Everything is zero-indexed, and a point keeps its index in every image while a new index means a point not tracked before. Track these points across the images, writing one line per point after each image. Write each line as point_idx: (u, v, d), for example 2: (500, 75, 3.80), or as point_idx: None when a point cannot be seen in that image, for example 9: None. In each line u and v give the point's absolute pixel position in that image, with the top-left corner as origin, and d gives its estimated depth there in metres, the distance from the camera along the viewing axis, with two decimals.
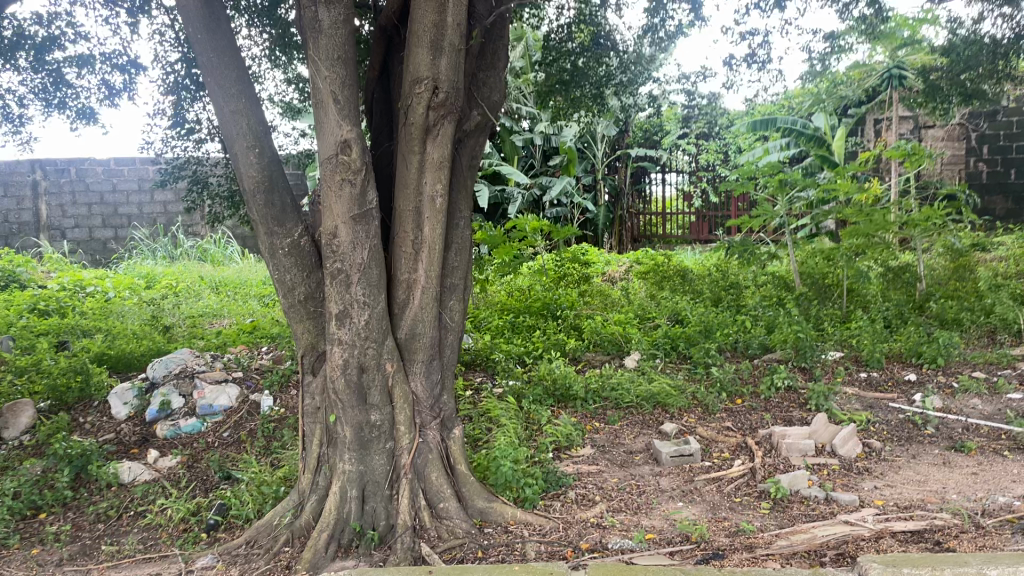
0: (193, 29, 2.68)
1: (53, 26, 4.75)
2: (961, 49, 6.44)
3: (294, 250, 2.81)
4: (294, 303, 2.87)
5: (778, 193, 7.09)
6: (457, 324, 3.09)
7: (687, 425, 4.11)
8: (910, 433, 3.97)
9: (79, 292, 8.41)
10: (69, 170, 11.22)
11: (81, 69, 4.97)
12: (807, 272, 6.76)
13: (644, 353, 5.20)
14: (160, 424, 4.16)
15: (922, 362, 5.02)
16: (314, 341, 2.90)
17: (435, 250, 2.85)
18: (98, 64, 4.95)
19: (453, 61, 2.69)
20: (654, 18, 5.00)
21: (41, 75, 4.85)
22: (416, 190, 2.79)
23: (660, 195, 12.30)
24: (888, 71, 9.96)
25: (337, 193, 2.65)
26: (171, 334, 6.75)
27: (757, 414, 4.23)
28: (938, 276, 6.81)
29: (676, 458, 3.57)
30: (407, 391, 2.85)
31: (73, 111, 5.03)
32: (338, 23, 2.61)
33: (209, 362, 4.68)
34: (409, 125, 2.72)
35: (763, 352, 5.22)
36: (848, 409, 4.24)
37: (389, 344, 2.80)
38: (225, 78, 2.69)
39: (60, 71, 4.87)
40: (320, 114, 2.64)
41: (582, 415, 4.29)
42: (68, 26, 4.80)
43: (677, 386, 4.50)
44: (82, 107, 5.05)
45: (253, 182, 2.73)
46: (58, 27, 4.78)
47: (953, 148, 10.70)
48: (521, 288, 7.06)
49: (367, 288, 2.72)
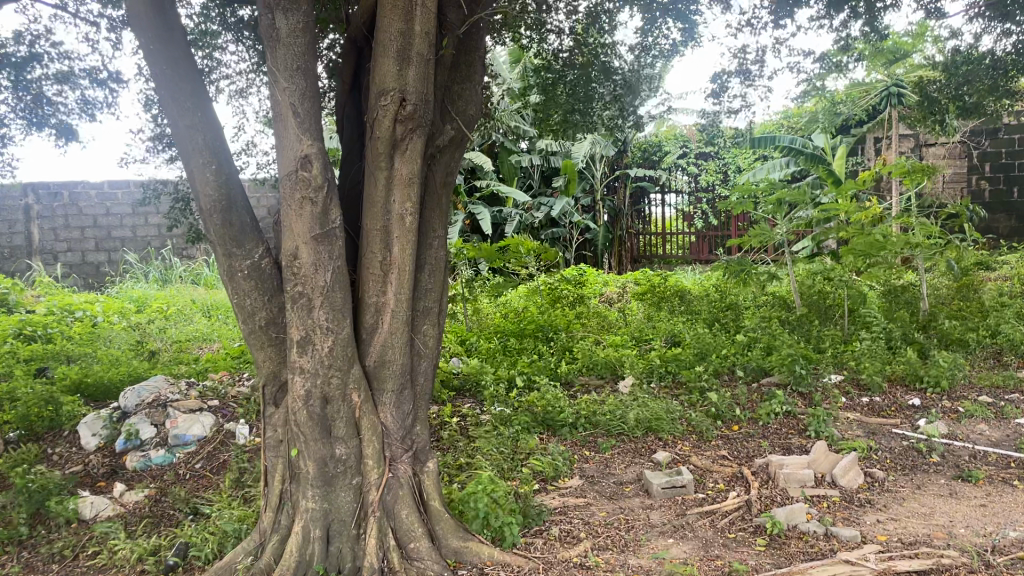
0: (145, 38, 2.52)
1: (35, 43, 4.62)
2: (961, 67, 6.31)
3: (254, 273, 2.65)
4: (254, 329, 2.70)
5: (777, 211, 6.94)
6: (431, 350, 2.93)
7: (680, 454, 3.91)
8: (914, 461, 3.78)
9: (67, 317, 8.25)
10: (61, 193, 11.05)
11: (62, 87, 4.84)
12: (806, 291, 6.60)
13: (639, 378, 5.02)
14: (129, 456, 3.98)
15: (926, 387, 4.84)
16: (275, 370, 2.73)
17: (405, 272, 2.68)
18: (80, 81, 4.83)
19: (422, 72, 2.55)
20: (647, 37, 4.92)
21: (21, 92, 4.72)
22: (383, 209, 2.63)
23: (659, 216, 12.09)
24: (887, 88, 10.00)
25: (297, 212, 2.49)
26: (156, 360, 6.57)
27: (754, 441, 4.04)
28: (942, 296, 6.66)
29: (667, 490, 3.38)
30: (376, 423, 2.68)
31: (53, 129, 4.89)
32: (296, 31, 2.46)
33: (183, 391, 4.53)
34: (375, 139, 2.56)
35: (761, 375, 5.04)
36: (850, 436, 4.05)
37: (355, 372, 2.62)
38: (179, 92, 2.54)
39: (40, 88, 4.74)
40: (279, 128, 2.49)
41: (571, 443, 4.09)
42: (50, 41, 4.68)
43: (670, 411, 4.31)
44: (62, 124, 4.92)
45: (209, 201, 2.58)
46: (41, 44, 4.66)
47: (954, 166, 10.52)
48: (516, 309, 6.88)
49: (331, 313, 2.55)
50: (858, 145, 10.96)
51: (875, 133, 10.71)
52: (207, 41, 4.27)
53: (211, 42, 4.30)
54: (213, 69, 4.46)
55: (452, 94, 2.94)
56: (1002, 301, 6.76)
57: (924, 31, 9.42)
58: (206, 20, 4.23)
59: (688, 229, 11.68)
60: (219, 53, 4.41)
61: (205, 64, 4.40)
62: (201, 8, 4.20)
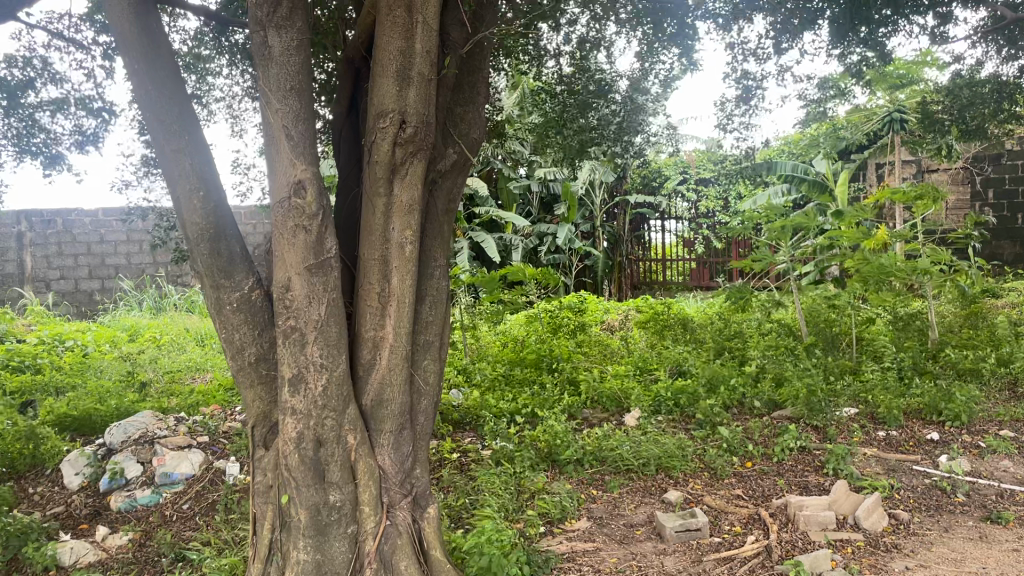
0: (129, 57, 2.37)
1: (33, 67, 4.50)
2: (963, 90, 6.20)
3: (243, 306, 2.48)
4: (243, 365, 2.53)
5: (780, 238, 6.77)
6: (432, 387, 2.76)
7: (693, 493, 3.72)
8: (939, 501, 3.59)
9: (57, 347, 8.07)
10: (55, 221, 10.95)
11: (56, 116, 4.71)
12: (812, 319, 6.44)
13: (645, 411, 4.81)
14: (114, 496, 3.81)
15: (944, 420, 4.65)
16: (266, 410, 2.55)
17: (404, 304, 2.51)
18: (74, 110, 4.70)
19: (423, 93, 2.40)
20: (647, 63, 4.81)
21: (13, 120, 4.59)
22: (382, 237, 2.47)
23: (660, 242, 11.94)
24: (890, 115, 9.77)
25: (289, 242, 2.33)
26: (147, 391, 6.38)
27: (769, 479, 3.86)
28: (951, 324, 6.50)
29: (682, 534, 3.19)
30: (372, 466, 2.50)
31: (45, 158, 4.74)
32: (290, 49, 2.32)
33: (172, 427, 4.36)
34: (374, 164, 2.41)
35: (772, 409, 4.87)
36: (869, 474, 3.88)
37: (352, 412, 2.44)
38: (166, 112, 2.39)
39: (32, 115, 4.60)
40: (271, 151, 2.34)
41: (578, 482, 3.90)
42: (45, 68, 4.55)
43: (681, 446, 4.13)
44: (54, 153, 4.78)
45: (197, 229, 2.41)
46: (38, 69, 4.53)
47: (958, 192, 10.39)
48: (516, 337, 6.72)
49: (325, 349, 2.37)
50: (860, 171, 10.85)
51: (877, 158, 10.60)
52: (200, 66, 4.18)
53: (204, 66, 4.21)
54: (207, 94, 4.35)
55: (455, 116, 2.80)
56: (1012, 330, 6.61)
57: (925, 57, 9.34)
58: (199, 44, 4.13)
59: (689, 256, 11.55)
60: (212, 77, 4.28)
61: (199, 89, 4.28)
62: (195, 33, 4.11)
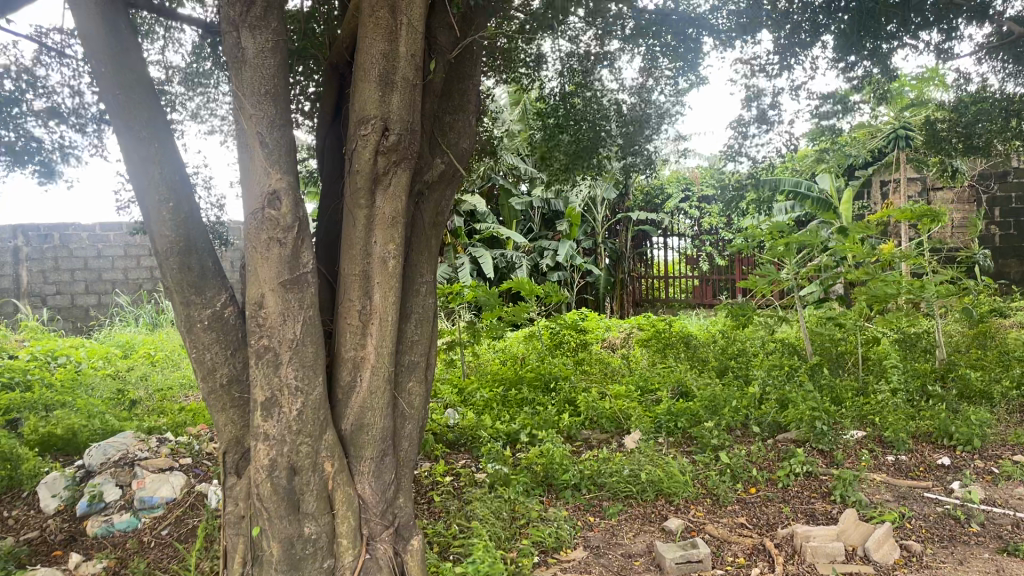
0: (95, 60, 2.25)
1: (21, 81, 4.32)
2: (968, 107, 6.06)
3: (215, 323, 2.35)
4: (214, 388, 2.38)
5: (785, 255, 6.62)
6: (417, 411, 2.62)
7: (694, 521, 3.56)
8: (952, 531, 3.42)
9: (49, 364, 7.93)
10: (52, 236, 10.81)
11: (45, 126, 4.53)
12: (817, 337, 6.28)
13: (645, 433, 4.64)
14: (91, 521, 3.66)
15: (955, 444, 4.49)
16: (237, 435, 2.40)
17: (386, 323, 2.37)
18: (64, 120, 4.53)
19: (407, 99, 2.29)
20: (648, 77, 4.73)
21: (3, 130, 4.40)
22: (363, 251, 2.33)
23: (662, 259, 11.80)
24: (894, 132, 9.71)
25: (263, 255, 2.19)
26: (136, 409, 6.23)
27: (774, 507, 3.70)
28: (958, 344, 6.36)
29: (682, 566, 3.03)
30: (352, 495, 2.35)
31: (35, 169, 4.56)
32: (264, 51, 2.19)
33: (154, 448, 4.21)
34: (354, 174, 2.28)
35: (777, 431, 4.69)
36: (878, 501, 3.71)
37: (329, 438, 2.29)
38: (134, 119, 2.26)
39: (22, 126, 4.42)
40: (244, 160, 2.21)
41: (575, 507, 3.73)
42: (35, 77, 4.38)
43: (683, 470, 3.96)
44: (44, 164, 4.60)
45: (167, 242, 2.28)
46: (27, 81, 4.35)
47: (963, 211, 10.20)
48: (515, 355, 6.58)
49: (301, 370, 2.23)
50: (864, 188, 10.73)
51: (881, 176, 10.48)
52: (198, 80, 4.14)
53: (203, 81, 4.15)
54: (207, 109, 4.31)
55: (443, 125, 2.71)
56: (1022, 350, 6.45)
57: (930, 74, 9.23)
58: (198, 59, 4.08)
59: (692, 273, 11.38)
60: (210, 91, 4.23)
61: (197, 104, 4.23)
62: (194, 47, 4.04)
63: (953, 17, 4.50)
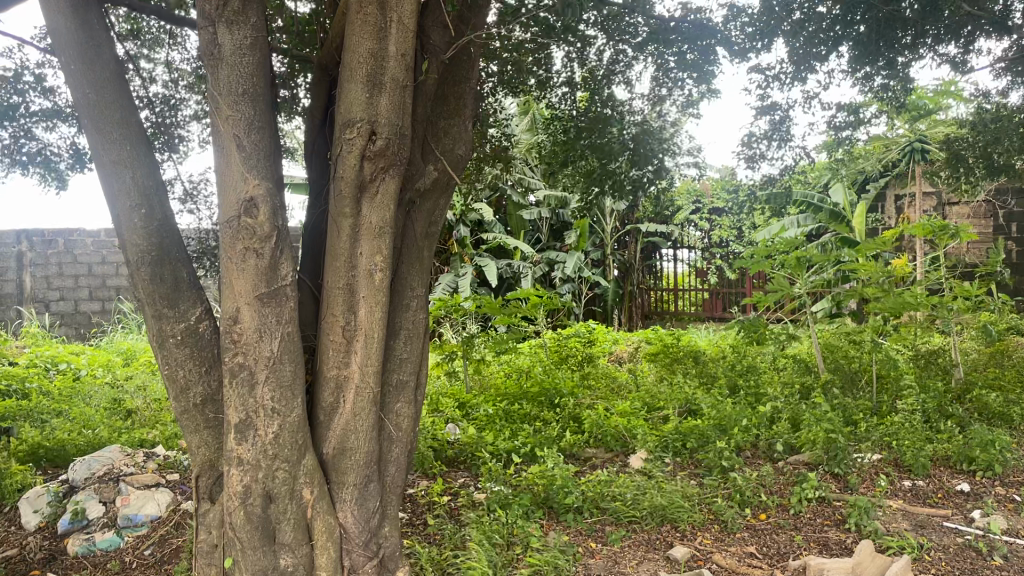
0: (66, 57, 2.22)
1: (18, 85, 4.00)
2: (987, 124, 5.86)
3: (188, 338, 2.34)
4: (188, 408, 2.39)
5: (797, 270, 6.41)
6: (405, 433, 2.63)
7: (701, 549, 3.39)
8: (974, 564, 3.23)
9: (49, 372, 7.82)
10: (56, 241, 10.70)
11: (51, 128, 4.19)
12: (829, 354, 6.07)
13: (652, 452, 4.47)
14: (72, 538, 3.52)
15: (975, 470, 4.31)
16: (211, 458, 2.43)
17: (371, 340, 2.37)
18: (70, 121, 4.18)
19: (395, 100, 2.26)
20: (662, 89, 4.54)
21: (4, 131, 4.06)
22: (348, 262, 2.32)
23: (671, 272, 11.66)
24: (910, 145, 9.46)
25: (239, 266, 2.19)
26: (132, 419, 6.10)
27: (785, 535, 3.53)
28: (974, 362, 6.17)
29: None
30: (332, 525, 2.37)
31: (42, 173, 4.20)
32: (242, 48, 2.19)
33: (141, 463, 4.08)
34: (339, 181, 2.27)
35: (789, 454, 4.53)
36: (895, 530, 3.53)
37: (308, 463, 2.31)
38: (105, 120, 2.23)
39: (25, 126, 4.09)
40: (221, 162, 2.21)
41: (576, 533, 3.57)
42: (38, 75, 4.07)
43: (691, 494, 3.79)
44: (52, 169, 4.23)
45: (137, 251, 2.27)
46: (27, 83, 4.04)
47: (979, 225, 9.99)
48: (520, 368, 6.44)
49: (276, 391, 2.24)
50: (877, 202, 10.53)
51: (895, 189, 10.29)
52: (202, 86, 4.01)
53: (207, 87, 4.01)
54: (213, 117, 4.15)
55: (437, 129, 2.69)
56: None
57: (948, 87, 9.02)
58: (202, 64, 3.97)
59: (702, 286, 11.33)
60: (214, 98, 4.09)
61: (201, 111, 4.09)
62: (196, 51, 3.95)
63: (970, 28, 4.35)
